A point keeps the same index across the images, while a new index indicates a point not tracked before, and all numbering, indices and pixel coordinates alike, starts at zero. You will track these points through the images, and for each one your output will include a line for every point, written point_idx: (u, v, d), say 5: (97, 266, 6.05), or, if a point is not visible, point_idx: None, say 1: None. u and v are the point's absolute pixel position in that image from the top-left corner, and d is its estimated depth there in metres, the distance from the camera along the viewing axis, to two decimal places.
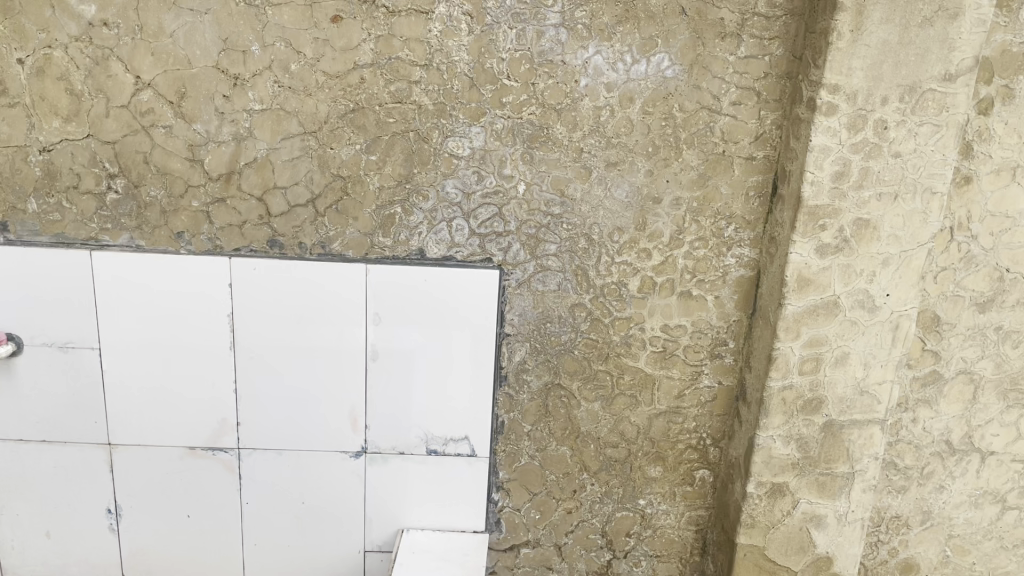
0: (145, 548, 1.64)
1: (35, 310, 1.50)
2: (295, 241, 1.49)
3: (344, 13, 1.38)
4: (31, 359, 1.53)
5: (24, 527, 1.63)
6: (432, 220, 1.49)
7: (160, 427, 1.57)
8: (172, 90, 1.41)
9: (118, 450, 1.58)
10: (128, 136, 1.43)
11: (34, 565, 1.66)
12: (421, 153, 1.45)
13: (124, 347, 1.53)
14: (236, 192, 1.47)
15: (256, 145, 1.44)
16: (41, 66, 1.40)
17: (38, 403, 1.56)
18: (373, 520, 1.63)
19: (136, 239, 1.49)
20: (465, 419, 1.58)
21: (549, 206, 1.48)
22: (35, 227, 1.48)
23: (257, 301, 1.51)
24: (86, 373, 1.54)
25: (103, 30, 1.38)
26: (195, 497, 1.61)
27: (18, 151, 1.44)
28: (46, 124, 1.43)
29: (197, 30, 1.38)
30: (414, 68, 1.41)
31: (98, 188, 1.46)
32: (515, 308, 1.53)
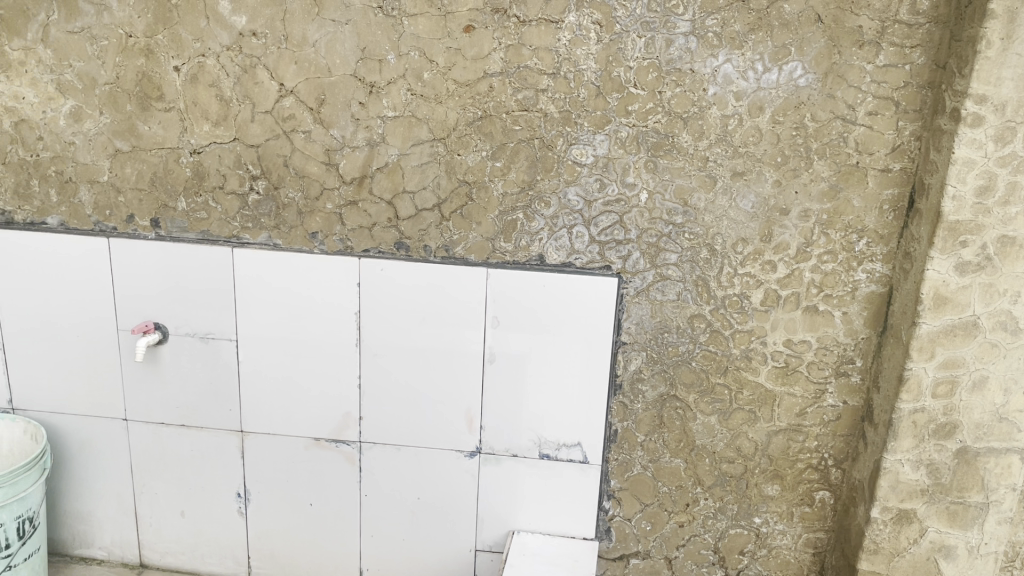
0: (269, 532, 1.73)
1: (181, 302, 1.61)
2: (420, 244, 1.54)
3: (476, 23, 1.42)
4: (175, 348, 1.64)
5: (163, 506, 1.75)
6: (554, 227, 1.50)
7: (288, 417, 1.65)
8: (313, 97, 1.48)
9: (249, 438, 1.67)
10: (270, 140, 1.51)
11: (169, 542, 1.77)
12: (545, 160, 1.47)
13: (259, 339, 1.61)
14: (368, 195, 1.52)
15: (388, 150, 1.49)
16: (195, 73, 1.49)
17: (179, 388, 1.66)
18: (484, 520, 1.66)
19: (273, 238, 1.57)
20: (578, 425, 1.58)
21: (671, 215, 1.47)
22: (183, 224, 1.58)
23: (382, 301, 1.56)
24: (224, 362, 1.64)
25: (252, 39, 1.46)
26: (317, 486, 1.68)
27: (171, 152, 1.54)
28: (197, 127, 1.52)
29: (338, 40, 1.45)
30: (542, 76, 1.43)
31: (241, 189, 1.55)
32: (632, 316, 1.52)
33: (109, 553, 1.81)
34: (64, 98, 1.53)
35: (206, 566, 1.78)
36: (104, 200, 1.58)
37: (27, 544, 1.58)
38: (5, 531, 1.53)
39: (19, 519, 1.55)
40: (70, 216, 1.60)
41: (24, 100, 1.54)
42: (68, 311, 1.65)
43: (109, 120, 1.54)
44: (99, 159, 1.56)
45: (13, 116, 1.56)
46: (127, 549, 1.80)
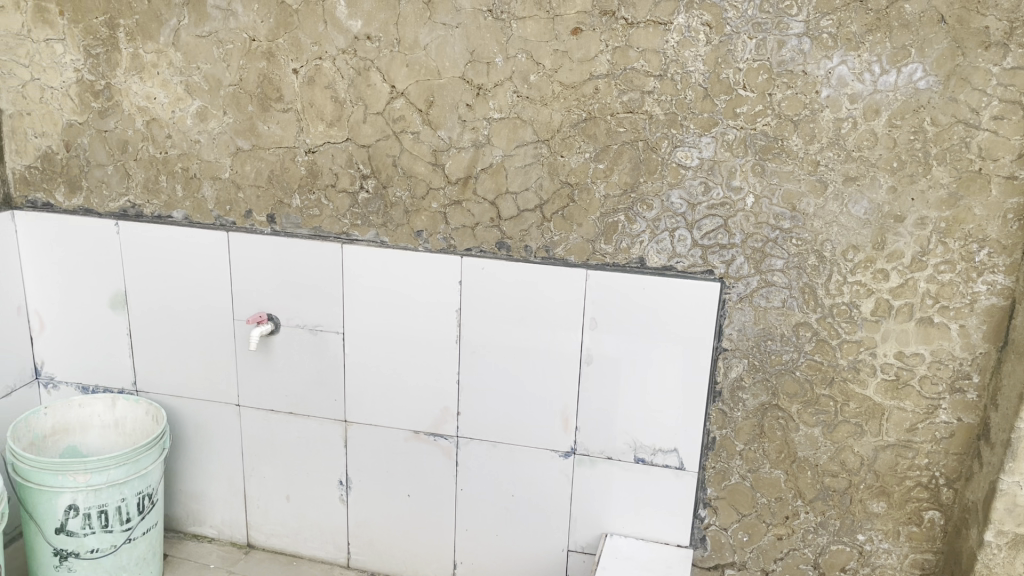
0: (368, 520, 1.79)
1: (292, 294, 1.68)
2: (521, 244, 1.56)
3: (584, 25, 1.42)
4: (286, 338, 1.71)
5: (270, 489, 1.83)
6: (655, 229, 1.49)
7: (390, 409, 1.70)
8: (422, 99, 1.52)
9: (352, 428, 1.73)
10: (381, 141, 1.56)
11: (275, 525, 1.86)
12: (649, 163, 1.46)
13: (364, 333, 1.67)
14: (472, 195, 1.55)
15: (493, 151, 1.52)
16: (312, 76, 1.55)
17: (288, 377, 1.74)
18: (577, 521, 1.66)
19: (381, 235, 1.62)
20: (675, 431, 1.57)
21: (779, 220, 1.44)
22: (297, 220, 1.65)
23: (482, 299, 1.59)
24: (331, 354, 1.70)
25: (367, 43, 1.51)
26: (416, 477, 1.73)
27: (288, 151, 1.61)
28: (313, 128, 1.59)
29: (449, 43, 1.48)
30: (648, 78, 1.42)
31: (352, 188, 1.61)
32: (734, 322, 1.50)
33: (219, 532, 1.90)
34: (191, 99, 1.62)
35: (308, 549, 1.85)
36: (225, 196, 1.67)
37: (146, 519, 1.68)
38: (126, 506, 1.63)
39: (139, 495, 1.65)
40: (193, 210, 1.69)
41: (156, 101, 1.64)
42: (189, 300, 1.74)
43: (232, 120, 1.62)
44: (221, 157, 1.65)
45: (145, 116, 1.65)
46: (236, 529, 1.89)
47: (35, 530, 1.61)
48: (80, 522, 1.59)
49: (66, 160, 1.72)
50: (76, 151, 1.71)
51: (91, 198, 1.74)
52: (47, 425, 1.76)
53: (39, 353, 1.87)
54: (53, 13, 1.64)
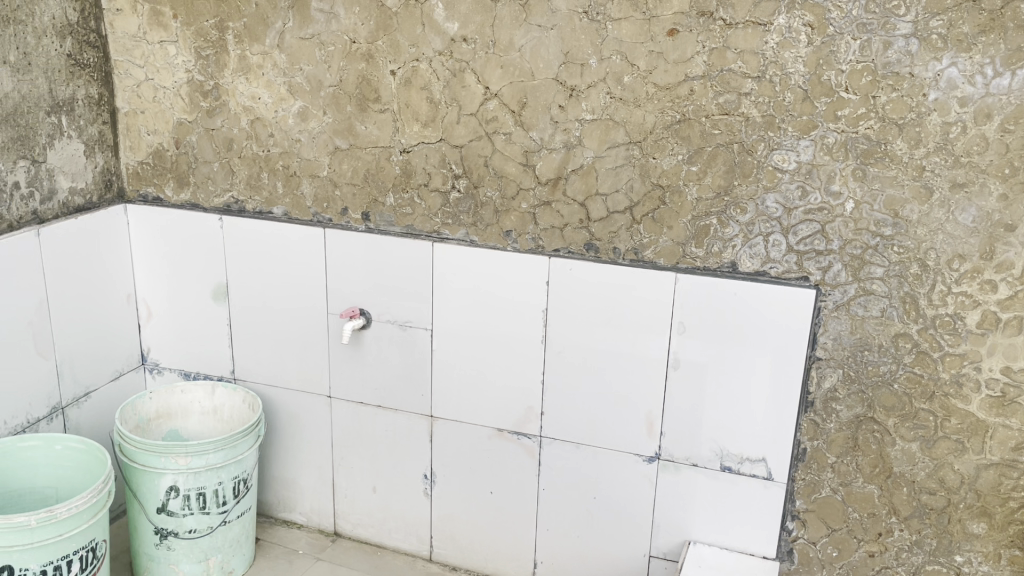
0: (451, 515, 1.82)
1: (383, 291, 1.72)
2: (610, 246, 1.55)
3: (681, 26, 1.41)
4: (377, 333, 1.75)
5: (358, 480, 1.88)
6: (749, 234, 1.47)
7: (475, 406, 1.72)
8: (516, 100, 1.53)
9: (437, 423, 1.76)
10: (474, 142, 1.58)
11: (362, 515, 1.91)
12: (744, 166, 1.44)
13: (451, 330, 1.69)
14: (562, 196, 1.56)
15: (584, 152, 1.52)
16: (409, 77, 1.59)
17: (378, 371, 1.78)
18: (660, 527, 1.65)
19: (471, 234, 1.64)
20: (763, 440, 1.54)
21: (880, 227, 1.39)
22: (390, 219, 1.69)
23: (569, 300, 1.59)
24: (419, 350, 1.73)
25: (462, 45, 1.54)
26: (499, 475, 1.74)
27: (384, 150, 1.65)
28: (408, 128, 1.62)
29: (543, 45, 1.49)
30: (746, 80, 1.40)
31: (444, 187, 1.63)
32: (829, 331, 1.46)
33: (308, 519, 1.96)
34: (293, 99, 1.68)
35: (392, 541, 1.90)
36: (322, 194, 1.72)
37: (240, 503, 1.75)
38: (223, 489, 1.69)
39: (235, 480, 1.71)
40: (293, 207, 1.75)
41: (261, 100, 1.70)
42: (286, 293, 1.80)
43: (332, 120, 1.66)
44: (320, 156, 1.70)
45: (250, 115, 1.72)
46: (324, 517, 1.94)
47: (138, 509, 1.69)
48: (180, 503, 1.66)
49: (176, 157, 1.80)
50: (185, 148, 1.79)
51: (197, 193, 1.81)
52: (151, 409, 1.85)
53: (146, 340, 1.96)
54: (167, 16, 1.71)
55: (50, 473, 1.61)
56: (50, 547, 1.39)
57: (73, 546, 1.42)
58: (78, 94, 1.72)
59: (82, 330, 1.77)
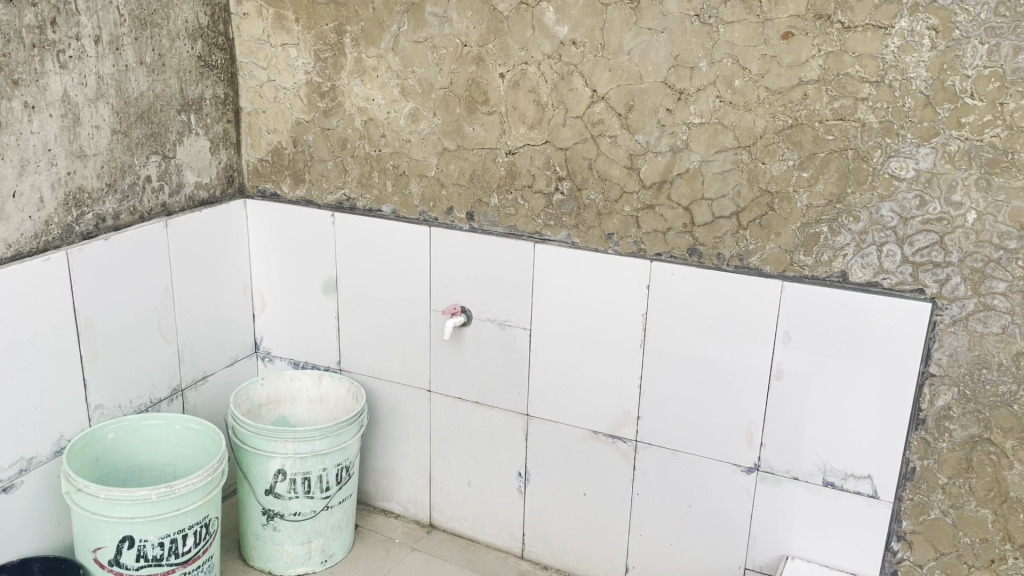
0: (544, 514, 1.83)
1: (485, 289, 1.75)
2: (714, 252, 1.53)
3: (796, 29, 1.38)
4: (477, 331, 1.79)
5: (454, 474, 1.92)
6: (861, 243, 1.42)
7: (571, 407, 1.73)
8: (623, 103, 1.53)
9: (533, 422, 1.78)
10: (579, 144, 1.59)
11: (457, 508, 1.94)
12: (859, 173, 1.39)
13: (550, 331, 1.71)
14: (666, 200, 1.55)
15: (691, 156, 1.50)
16: (518, 80, 1.61)
17: (477, 368, 1.81)
18: (756, 539, 1.61)
19: (573, 236, 1.65)
20: (869, 456, 1.49)
21: (1004, 240, 1.33)
22: (493, 219, 1.71)
23: (670, 305, 1.58)
24: (517, 349, 1.75)
25: (571, 48, 1.55)
26: (593, 477, 1.75)
27: (490, 152, 1.68)
28: (514, 130, 1.64)
29: (653, 48, 1.48)
30: (863, 85, 1.36)
31: (548, 189, 1.65)
32: (944, 347, 1.40)
33: (404, 509, 2.02)
34: (405, 101, 1.73)
35: (485, 536, 1.92)
36: (429, 193, 1.76)
37: (342, 490, 1.81)
38: (326, 476, 1.76)
39: (338, 467, 1.78)
40: (401, 205, 1.80)
41: (374, 102, 1.76)
42: (392, 288, 1.86)
43: (441, 121, 1.71)
44: (429, 156, 1.74)
45: (363, 116, 1.78)
46: (420, 508, 1.99)
47: (247, 490, 1.78)
48: (286, 486, 1.74)
49: (293, 155, 1.88)
50: (302, 147, 1.86)
51: (311, 190, 1.89)
52: (262, 395, 1.93)
53: (259, 329, 2.05)
54: (290, 20, 1.79)
55: (169, 450, 1.71)
56: (168, 520, 1.47)
57: (188, 521, 1.50)
58: (206, 94, 1.82)
59: (201, 316, 1.87)
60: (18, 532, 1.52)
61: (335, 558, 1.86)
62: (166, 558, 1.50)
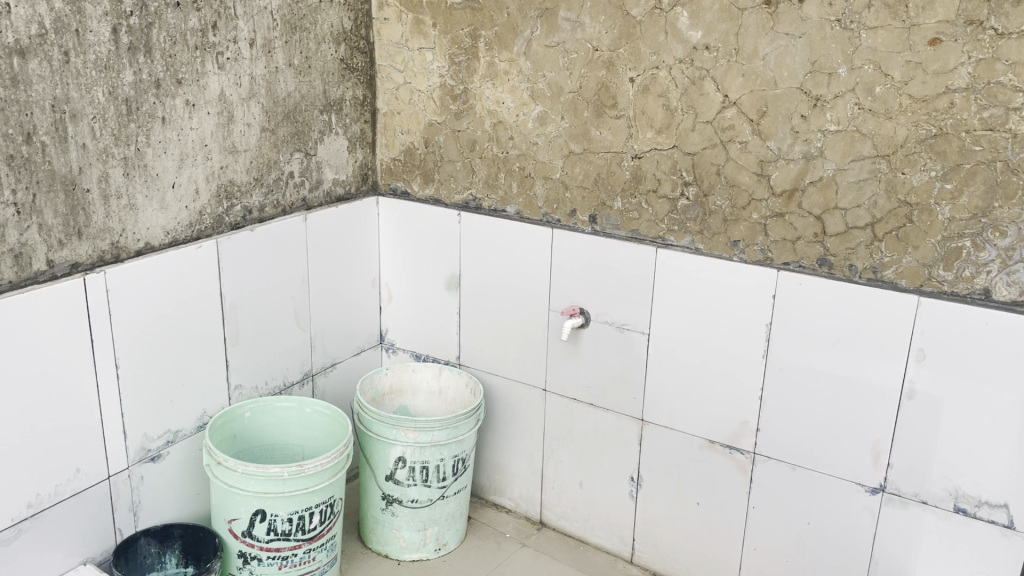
0: (655, 520, 1.83)
1: (605, 292, 1.76)
2: (846, 263, 1.49)
3: (945, 35, 1.33)
4: (595, 333, 1.80)
5: (566, 474, 1.94)
6: (1007, 260, 1.36)
7: (688, 414, 1.72)
8: (755, 109, 1.51)
9: (648, 427, 1.78)
10: (707, 149, 1.58)
11: (567, 508, 1.96)
12: (1008, 186, 1.33)
13: (669, 336, 1.70)
14: (796, 209, 1.52)
15: (825, 164, 1.47)
16: (648, 84, 1.61)
17: (594, 370, 1.82)
18: (878, 562, 1.56)
19: (697, 242, 1.64)
20: (1006, 485, 1.41)
21: None
22: (616, 222, 1.72)
23: (796, 317, 1.55)
24: (635, 353, 1.75)
25: (704, 53, 1.54)
26: (707, 487, 1.73)
27: (616, 156, 1.69)
28: (642, 134, 1.65)
29: (789, 53, 1.46)
30: (1017, 94, 1.29)
31: (673, 194, 1.64)
32: None
33: (516, 505, 2.05)
34: (534, 104, 1.76)
35: (595, 537, 1.93)
36: (553, 195, 1.79)
37: (458, 481, 1.86)
38: (444, 466, 1.81)
39: (455, 458, 1.83)
40: (525, 206, 1.84)
41: (504, 105, 1.80)
42: (512, 287, 1.89)
43: (568, 125, 1.73)
44: (555, 159, 1.77)
45: (493, 118, 1.82)
46: (532, 505, 2.02)
47: (369, 475, 1.85)
48: (406, 473, 1.80)
49: (424, 155, 1.95)
50: (433, 147, 1.93)
51: (440, 189, 1.95)
52: (386, 384, 2.01)
53: (384, 321, 2.13)
54: (428, 25, 1.85)
55: (300, 432, 1.80)
56: (298, 497, 1.56)
57: (315, 500, 1.58)
58: (346, 95, 1.91)
59: (333, 307, 1.96)
60: (163, 499, 1.64)
61: (449, 547, 1.91)
62: (293, 533, 1.58)
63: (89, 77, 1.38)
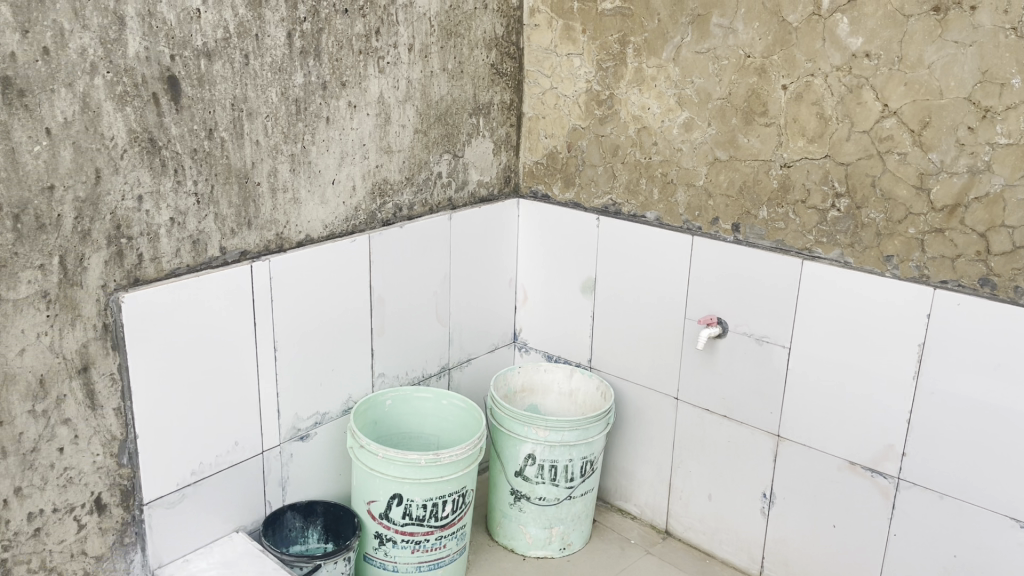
0: (787, 540, 1.78)
1: (744, 302, 1.73)
2: (1010, 284, 1.41)
3: None
4: (732, 343, 1.77)
5: (695, 485, 1.91)
6: None
7: (828, 433, 1.66)
8: (917, 119, 1.45)
9: (784, 443, 1.73)
10: (862, 160, 1.53)
11: (694, 520, 1.94)
12: None
13: (811, 351, 1.65)
14: (957, 225, 1.45)
15: (993, 179, 1.40)
16: (801, 92, 1.57)
17: (729, 381, 1.79)
18: None
19: (846, 255, 1.59)
20: None
21: None
22: (761, 232, 1.69)
23: (952, 338, 1.47)
24: (774, 366, 1.72)
25: (864, 61, 1.49)
26: (845, 510, 1.67)
27: (764, 164, 1.66)
28: (792, 143, 1.61)
29: (957, 61, 1.39)
30: None
31: (823, 205, 1.60)
32: None
33: (641, 512, 2.04)
34: (681, 111, 1.75)
35: (722, 552, 1.90)
36: (696, 202, 1.78)
37: (585, 483, 1.87)
38: (572, 467, 1.83)
39: (584, 460, 1.84)
40: (665, 213, 1.83)
41: (650, 111, 1.80)
42: (649, 293, 1.89)
43: (715, 131, 1.71)
44: (699, 165, 1.75)
45: (638, 124, 1.83)
46: (658, 514, 2.01)
47: (499, 470, 1.89)
48: (535, 471, 1.83)
49: (566, 159, 1.98)
50: (576, 152, 1.95)
51: (580, 193, 1.97)
52: (519, 382, 2.05)
53: (519, 321, 2.17)
54: (577, 31, 1.88)
55: (436, 423, 1.86)
56: (432, 485, 1.61)
57: (449, 490, 1.64)
58: (494, 99, 1.96)
59: (471, 304, 2.02)
60: (308, 477, 1.73)
61: (573, 548, 1.93)
62: (427, 520, 1.64)
63: (265, 78, 1.48)
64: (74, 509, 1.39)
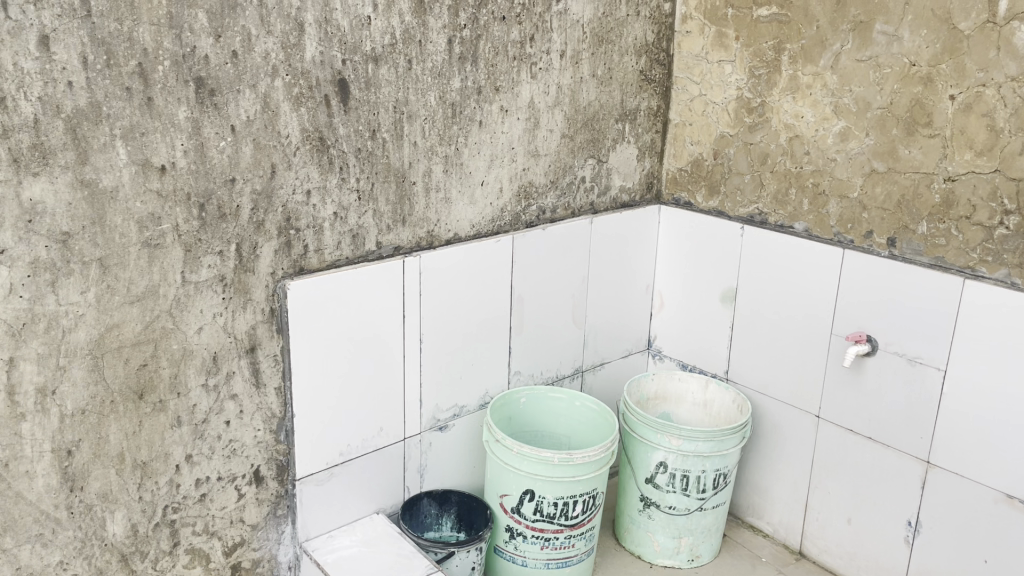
0: (931, 572, 1.70)
1: (896, 320, 1.66)
2: None
3: None
4: (881, 362, 1.70)
5: (833, 507, 1.85)
6: None
7: (982, 463, 1.58)
8: None
9: (934, 470, 1.65)
10: None
11: (831, 543, 1.88)
12: None
13: (968, 375, 1.57)
14: None
15: None
16: (970, 102, 1.50)
17: (876, 401, 1.73)
18: None
19: (1013, 276, 1.50)
20: None
21: None
22: (919, 248, 1.62)
23: None
24: (926, 389, 1.64)
25: None
26: (998, 545, 1.58)
27: (926, 177, 1.59)
28: (958, 155, 1.53)
29: None
30: None
31: (990, 222, 1.52)
32: None
33: (774, 530, 2.00)
34: (837, 120, 1.70)
35: None
36: (848, 214, 1.72)
37: (718, 495, 1.85)
38: (704, 478, 1.81)
39: (717, 472, 1.82)
40: (815, 223, 1.79)
41: (804, 119, 1.76)
42: (793, 306, 1.84)
43: (873, 142, 1.65)
44: (854, 176, 1.70)
45: (789, 133, 1.79)
46: (791, 534, 1.96)
47: (630, 475, 1.89)
48: (666, 479, 1.82)
49: (712, 167, 1.96)
50: (722, 159, 1.93)
51: (725, 202, 1.95)
52: (653, 389, 2.04)
53: (654, 328, 2.17)
54: (730, 38, 1.86)
55: (569, 423, 1.89)
56: (564, 484, 1.64)
57: (581, 490, 1.66)
58: (642, 105, 1.97)
59: (609, 309, 2.03)
60: (444, 467, 1.79)
61: (702, 560, 1.90)
62: (557, 517, 1.67)
63: (425, 82, 1.55)
64: (236, 479, 1.50)
